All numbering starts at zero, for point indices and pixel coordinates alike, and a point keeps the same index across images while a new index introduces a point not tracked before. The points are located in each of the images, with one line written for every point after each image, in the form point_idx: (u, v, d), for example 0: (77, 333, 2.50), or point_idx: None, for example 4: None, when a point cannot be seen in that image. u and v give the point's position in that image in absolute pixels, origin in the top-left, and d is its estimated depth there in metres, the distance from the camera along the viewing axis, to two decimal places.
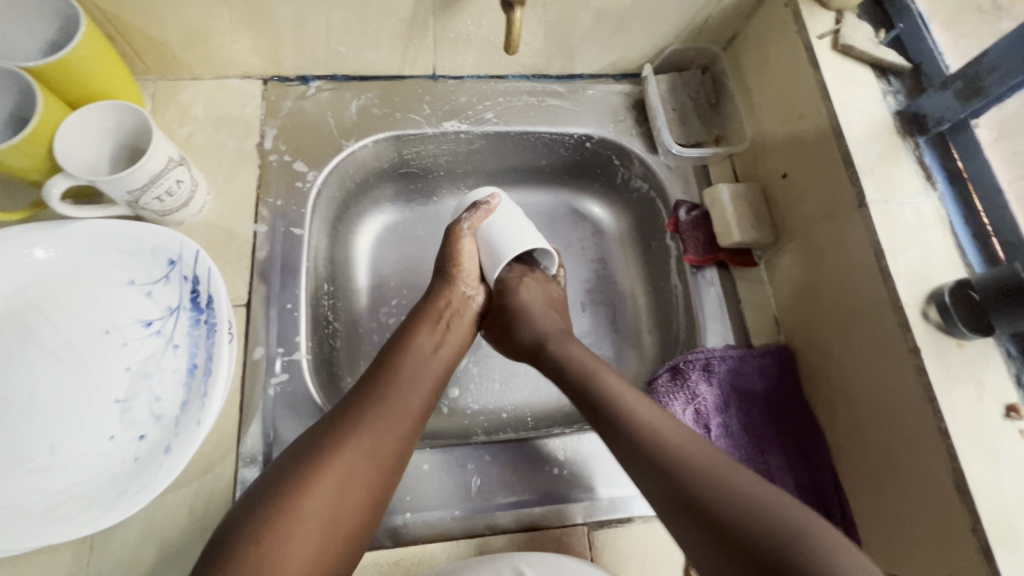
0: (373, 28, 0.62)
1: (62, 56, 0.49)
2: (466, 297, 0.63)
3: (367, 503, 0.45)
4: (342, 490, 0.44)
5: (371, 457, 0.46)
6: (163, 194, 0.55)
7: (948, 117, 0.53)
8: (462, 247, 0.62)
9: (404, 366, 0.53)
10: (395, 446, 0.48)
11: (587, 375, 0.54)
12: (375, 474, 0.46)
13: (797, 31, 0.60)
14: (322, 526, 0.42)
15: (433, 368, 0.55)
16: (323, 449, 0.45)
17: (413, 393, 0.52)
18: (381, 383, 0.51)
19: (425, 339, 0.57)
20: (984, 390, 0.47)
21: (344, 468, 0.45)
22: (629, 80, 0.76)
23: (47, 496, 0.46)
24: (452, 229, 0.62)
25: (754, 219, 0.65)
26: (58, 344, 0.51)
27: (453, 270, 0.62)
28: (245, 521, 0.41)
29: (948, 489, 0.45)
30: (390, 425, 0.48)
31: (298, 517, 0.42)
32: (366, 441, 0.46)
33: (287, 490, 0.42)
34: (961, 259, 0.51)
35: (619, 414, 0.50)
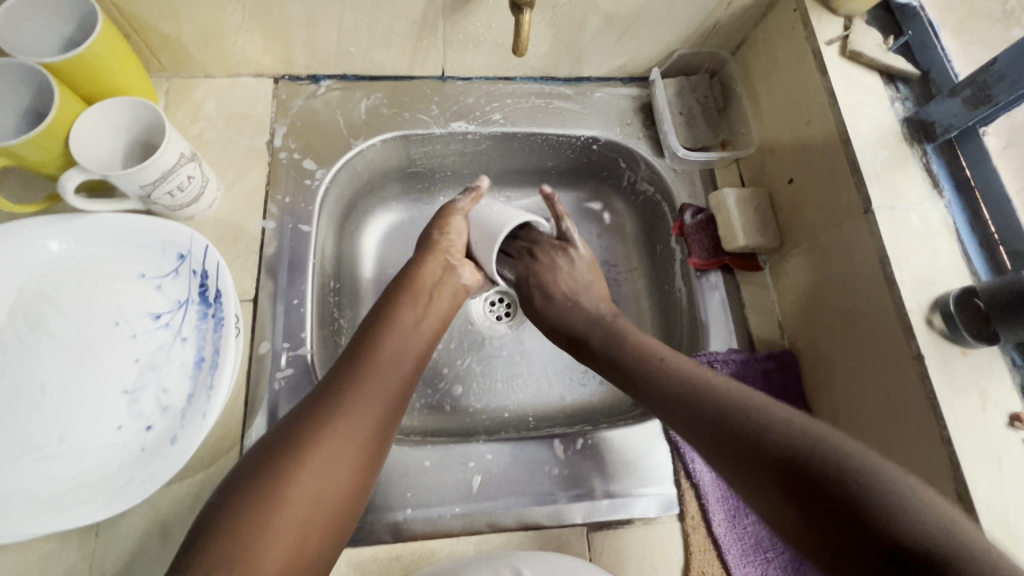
0: (384, 28, 0.63)
1: (80, 53, 0.50)
2: (448, 265, 0.63)
3: (348, 488, 0.45)
4: (326, 471, 0.44)
5: (351, 436, 0.46)
6: (174, 189, 0.56)
7: (955, 125, 0.53)
8: (452, 224, 0.65)
9: (385, 344, 0.53)
10: (376, 424, 0.48)
11: (626, 350, 0.56)
12: (357, 453, 0.46)
13: (806, 36, 0.60)
14: (306, 506, 0.43)
15: (413, 345, 0.55)
16: (305, 435, 0.45)
17: (392, 371, 0.52)
18: (360, 363, 0.51)
19: (406, 316, 0.57)
20: (988, 399, 0.47)
21: (325, 449, 0.45)
22: (637, 83, 0.76)
23: (55, 484, 0.47)
24: (446, 209, 0.66)
25: (759, 223, 0.65)
26: (68, 335, 0.52)
27: (437, 240, 0.63)
28: (224, 509, 0.41)
29: (950, 496, 0.45)
30: (371, 402, 0.48)
31: (280, 509, 0.42)
32: (345, 429, 0.46)
33: (268, 476, 0.43)
34: (967, 266, 0.51)
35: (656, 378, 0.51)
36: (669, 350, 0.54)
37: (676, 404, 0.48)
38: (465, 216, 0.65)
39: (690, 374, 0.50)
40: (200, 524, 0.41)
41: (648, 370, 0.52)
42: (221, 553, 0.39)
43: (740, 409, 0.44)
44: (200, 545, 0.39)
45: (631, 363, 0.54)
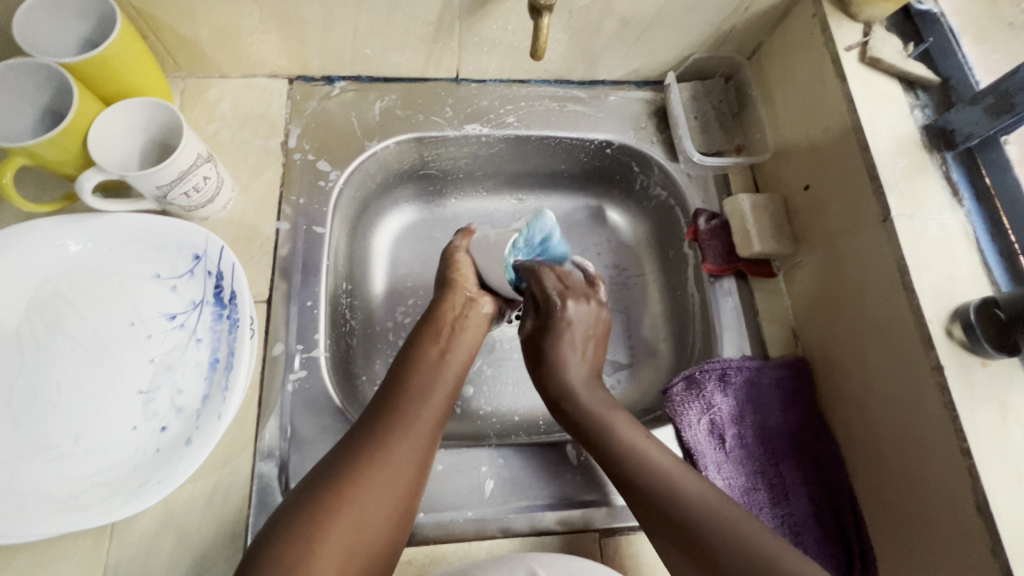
0: (399, 30, 0.62)
1: (99, 53, 0.49)
2: (468, 300, 0.61)
3: (389, 521, 0.45)
4: (366, 506, 0.44)
5: (388, 470, 0.46)
6: (190, 190, 0.56)
7: (977, 133, 0.52)
8: (459, 260, 0.62)
9: (414, 380, 0.53)
10: (413, 458, 0.48)
11: (602, 416, 0.54)
12: (396, 486, 0.46)
13: (824, 42, 0.60)
14: (347, 544, 0.42)
15: (443, 381, 0.55)
16: (345, 467, 0.46)
17: (424, 405, 0.52)
18: (391, 400, 0.51)
19: (431, 350, 0.57)
20: (1008, 411, 0.46)
21: (365, 485, 0.45)
22: (651, 87, 0.76)
23: (70, 483, 0.47)
24: (447, 250, 0.64)
25: (774, 230, 0.65)
26: (85, 334, 0.52)
27: (451, 277, 0.61)
28: (266, 548, 0.40)
29: (969, 508, 0.44)
30: (406, 437, 0.49)
31: (323, 541, 0.41)
32: (382, 461, 0.46)
33: (314, 508, 0.43)
34: (986, 275, 0.51)
35: (651, 489, 0.48)
36: (631, 424, 0.53)
37: (686, 525, 0.45)
38: (466, 251, 0.63)
39: (661, 463, 0.49)
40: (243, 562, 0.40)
41: (658, 481, 0.48)
42: None
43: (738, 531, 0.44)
44: None
45: (602, 433, 0.53)
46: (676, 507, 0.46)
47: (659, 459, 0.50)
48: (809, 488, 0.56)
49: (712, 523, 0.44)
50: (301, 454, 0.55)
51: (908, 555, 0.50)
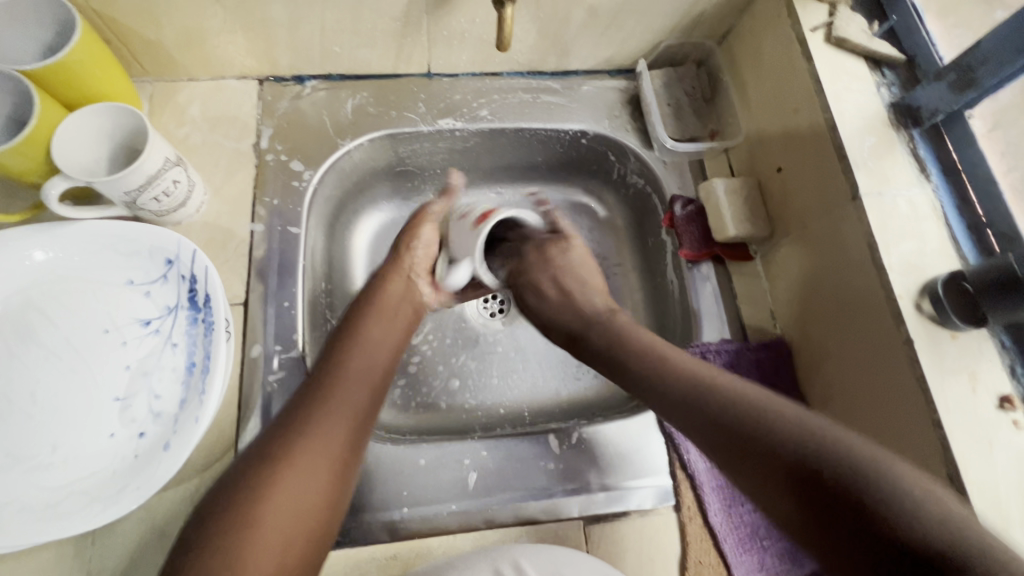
0: (367, 26, 0.62)
1: (60, 59, 0.49)
2: (411, 283, 0.64)
3: (326, 492, 0.46)
4: (302, 485, 0.45)
5: (323, 448, 0.47)
6: (160, 194, 0.55)
7: (942, 109, 0.53)
8: (422, 233, 0.66)
9: (353, 358, 0.54)
10: (348, 435, 0.49)
11: (625, 339, 0.56)
12: (332, 463, 0.47)
13: (791, 24, 0.60)
14: (286, 517, 0.43)
15: (377, 356, 0.56)
16: (279, 444, 0.46)
17: (359, 383, 0.52)
18: (326, 379, 0.51)
19: (371, 332, 0.57)
20: (978, 381, 0.47)
21: (300, 465, 0.45)
22: (624, 75, 0.76)
23: (48, 492, 0.47)
24: (419, 214, 0.67)
25: (749, 213, 0.65)
26: (58, 342, 0.52)
27: (404, 255, 0.65)
28: (202, 529, 0.41)
29: (941, 480, 0.45)
30: (339, 414, 0.49)
31: (259, 515, 0.42)
32: (319, 433, 0.47)
33: (246, 495, 0.43)
34: (955, 249, 0.51)
35: (687, 393, 0.47)
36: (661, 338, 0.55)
37: (726, 425, 0.43)
38: (434, 225, 0.66)
39: (684, 360, 0.51)
40: (183, 541, 0.42)
41: (677, 381, 0.49)
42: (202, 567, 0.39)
43: (767, 408, 0.42)
44: (184, 558, 0.40)
45: (625, 347, 0.55)
46: (708, 405, 0.45)
47: (690, 368, 0.49)
48: None
49: (739, 414, 0.43)
50: None
51: None
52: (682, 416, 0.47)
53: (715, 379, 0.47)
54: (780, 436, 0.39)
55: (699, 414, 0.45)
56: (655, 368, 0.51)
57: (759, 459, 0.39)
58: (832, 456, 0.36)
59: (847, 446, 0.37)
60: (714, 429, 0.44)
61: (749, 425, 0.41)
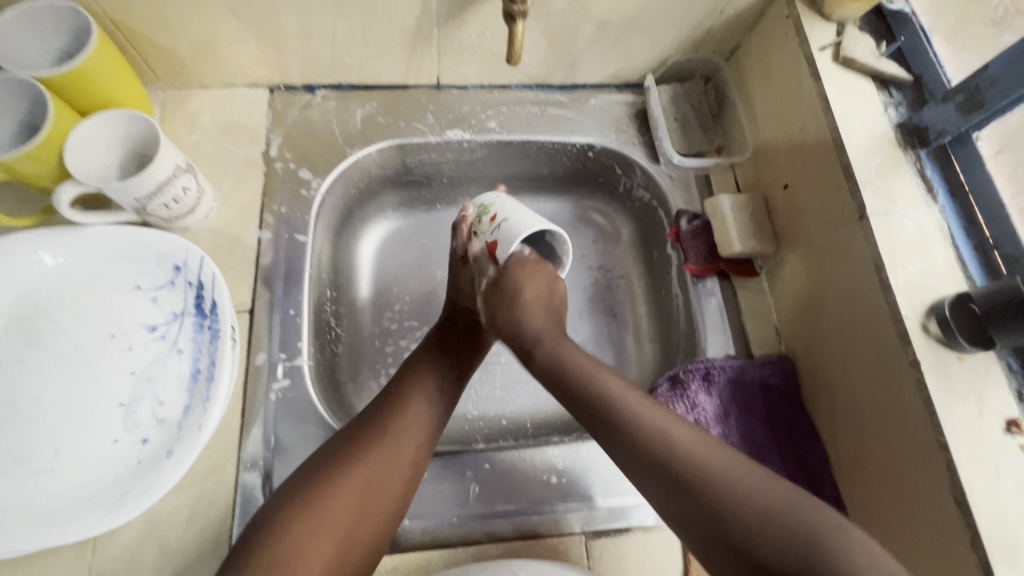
0: (378, 38, 0.63)
1: (75, 67, 0.50)
2: (471, 321, 0.62)
3: (374, 532, 0.46)
4: (361, 499, 0.45)
5: (378, 486, 0.46)
6: (169, 201, 0.56)
7: (949, 130, 0.53)
8: (452, 261, 0.60)
9: (418, 392, 0.53)
10: (404, 476, 0.48)
11: (564, 356, 0.51)
12: (393, 481, 0.47)
13: (799, 43, 0.61)
14: (333, 551, 0.43)
15: (443, 392, 0.55)
16: (336, 477, 0.46)
17: (429, 405, 0.53)
18: (393, 413, 0.51)
19: (436, 362, 0.56)
20: (985, 405, 0.47)
21: (360, 479, 0.46)
22: (631, 89, 0.76)
23: (50, 498, 0.46)
24: (444, 244, 0.62)
25: (755, 230, 0.65)
26: (65, 347, 0.52)
27: (453, 290, 0.62)
28: (255, 547, 0.41)
29: (947, 503, 0.45)
30: (397, 457, 0.48)
31: (309, 546, 0.42)
32: (377, 472, 0.47)
33: (298, 519, 0.43)
34: (961, 270, 0.51)
35: (647, 446, 0.43)
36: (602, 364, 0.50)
37: (677, 476, 0.41)
38: (465, 251, 0.61)
39: (631, 398, 0.46)
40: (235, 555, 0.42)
41: (631, 424, 0.44)
42: None
43: (731, 483, 0.40)
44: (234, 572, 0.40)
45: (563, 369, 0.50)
46: (660, 461, 0.42)
47: (631, 399, 0.46)
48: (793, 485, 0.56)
49: (694, 466, 0.41)
50: (284, 463, 0.54)
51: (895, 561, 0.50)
52: (647, 468, 0.43)
53: (668, 429, 0.44)
54: (735, 514, 0.39)
55: (658, 464, 0.42)
56: (610, 409, 0.46)
57: (725, 545, 0.39)
58: (808, 529, 0.37)
59: (812, 527, 0.37)
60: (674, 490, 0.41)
61: (711, 493, 0.40)
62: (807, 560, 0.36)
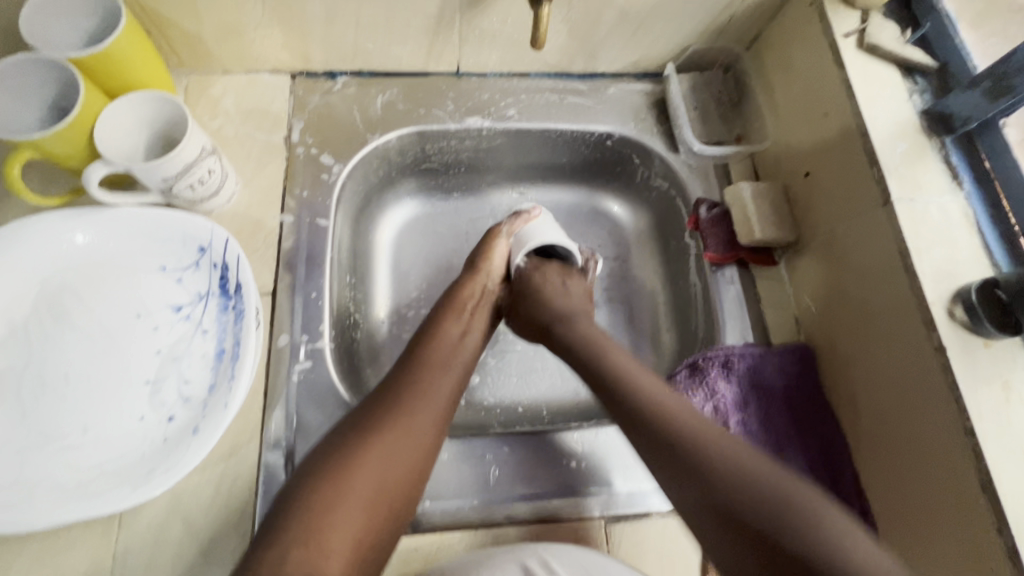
0: (401, 23, 0.63)
1: (104, 46, 0.50)
2: (486, 290, 0.64)
3: (409, 478, 0.47)
4: (387, 465, 0.46)
5: (408, 433, 0.48)
6: (195, 183, 0.56)
7: (975, 116, 0.53)
8: (496, 247, 0.65)
9: (436, 352, 0.55)
10: (430, 425, 0.50)
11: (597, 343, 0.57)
12: (416, 449, 0.48)
13: (822, 30, 0.60)
14: (372, 496, 0.44)
15: (462, 355, 0.57)
16: (366, 430, 0.47)
17: (443, 377, 0.54)
18: (412, 371, 0.53)
19: (453, 326, 0.59)
20: (1011, 390, 0.47)
21: (384, 448, 0.46)
22: (650, 78, 0.76)
23: (78, 472, 0.47)
24: (491, 231, 0.67)
25: (775, 218, 0.65)
26: (92, 326, 0.53)
27: (481, 264, 0.64)
28: (294, 502, 0.42)
29: (973, 489, 0.44)
30: (424, 408, 0.50)
31: (348, 492, 0.43)
32: (405, 420, 0.48)
33: (333, 468, 0.44)
34: (987, 257, 0.51)
35: (653, 415, 0.48)
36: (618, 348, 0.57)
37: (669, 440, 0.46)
38: (507, 240, 0.66)
39: (638, 374, 0.53)
40: (275, 512, 0.43)
41: (632, 396, 0.50)
42: (295, 535, 0.40)
43: (722, 451, 0.44)
44: (278, 525, 0.41)
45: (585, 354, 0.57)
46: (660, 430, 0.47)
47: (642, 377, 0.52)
48: (814, 472, 0.56)
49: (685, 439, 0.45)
50: (306, 443, 0.55)
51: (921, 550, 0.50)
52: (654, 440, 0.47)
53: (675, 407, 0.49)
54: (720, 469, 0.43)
55: (654, 432, 0.47)
56: (621, 386, 0.52)
57: (711, 509, 0.42)
58: (778, 509, 0.40)
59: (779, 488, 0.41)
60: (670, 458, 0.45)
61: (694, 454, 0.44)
62: (781, 521, 0.39)
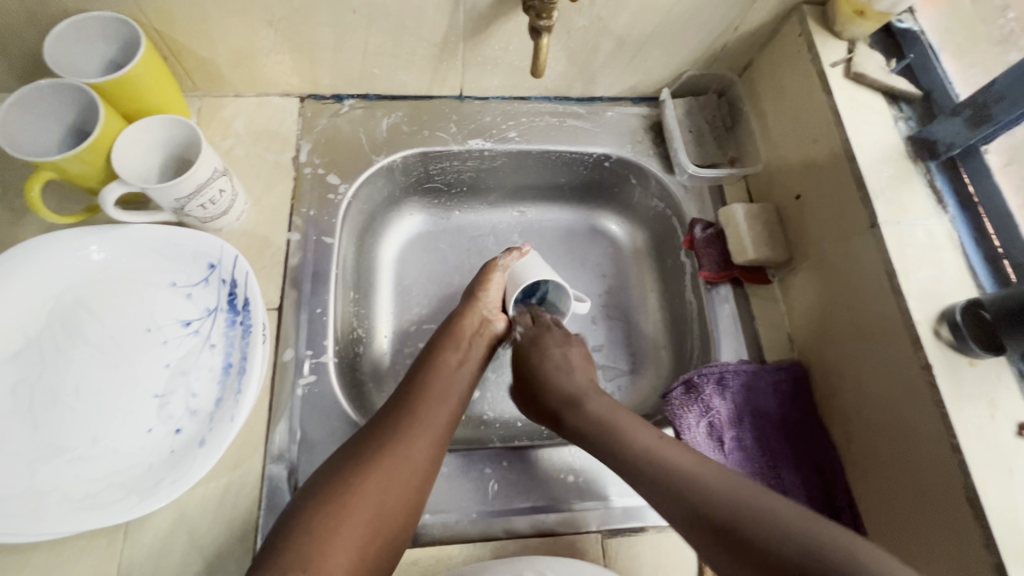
0: (406, 51, 0.66)
1: (124, 73, 0.53)
2: (485, 319, 0.65)
3: (406, 506, 0.48)
4: (381, 493, 0.47)
5: (406, 461, 0.49)
6: (206, 202, 0.58)
7: (958, 143, 0.55)
8: (493, 278, 0.65)
9: (435, 379, 0.57)
10: (429, 454, 0.51)
11: (609, 422, 0.55)
12: (411, 477, 0.49)
13: (811, 59, 0.63)
14: (368, 522, 0.46)
15: (460, 382, 0.58)
16: (365, 456, 0.49)
17: (442, 404, 0.55)
18: (411, 398, 0.54)
19: (451, 355, 0.60)
20: (996, 409, 0.48)
21: (378, 477, 0.48)
22: (647, 102, 0.79)
23: (87, 483, 0.48)
24: (487, 264, 0.67)
25: (768, 239, 0.67)
26: (103, 340, 0.54)
27: (479, 294, 0.65)
28: (293, 525, 0.44)
29: (961, 505, 0.45)
30: (422, 436, 0.51)
31: (345, 518, 0.45)
32: (403, 449, 0.50)
33: (332, 494, 0.46)
34: (972, 279, 0.53)
35: (652, 475, 0.49)
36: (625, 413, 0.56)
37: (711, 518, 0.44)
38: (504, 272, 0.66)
39: (661, 448, 0.51)
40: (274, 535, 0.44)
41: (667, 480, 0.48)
42: (294, 557, 0.42)
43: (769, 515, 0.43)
44: (276, 547, 0.43)
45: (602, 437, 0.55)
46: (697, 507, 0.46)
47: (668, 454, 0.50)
48: (807, 489, 0.57)
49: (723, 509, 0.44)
50: (309, 456, 0.56)
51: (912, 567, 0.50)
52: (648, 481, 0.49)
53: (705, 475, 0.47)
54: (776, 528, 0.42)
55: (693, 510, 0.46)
56: (650, 468, 0.50)
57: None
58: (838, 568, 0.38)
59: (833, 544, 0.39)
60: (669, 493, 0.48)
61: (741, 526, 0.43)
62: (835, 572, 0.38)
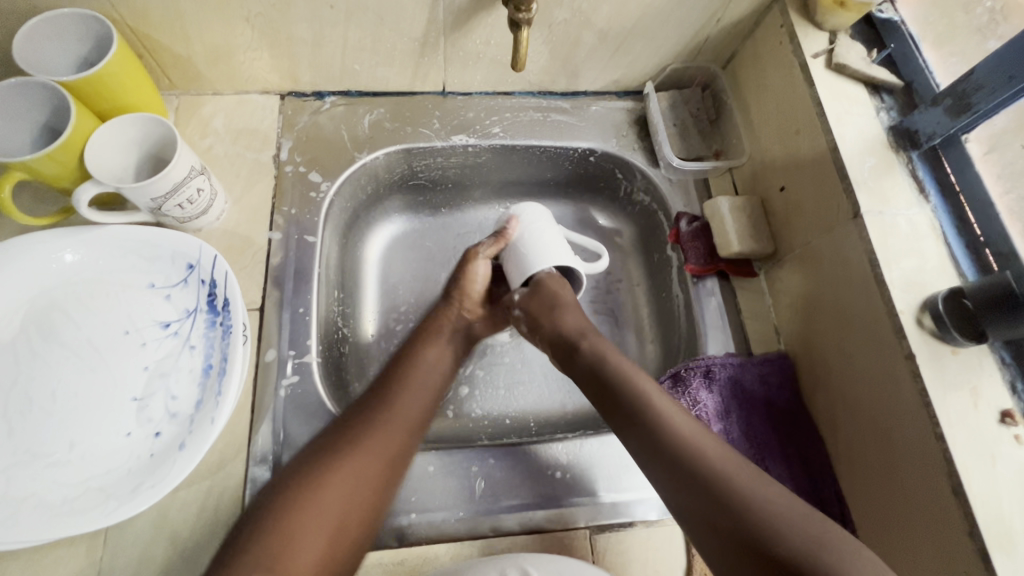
0: (387, 46, 0.65)
1: (97, 71, 0.52)
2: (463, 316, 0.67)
3: (371, 503, 0.49)
4: (347, 492, 0.48)
5: (373, 458, 0.51)
6: (184, 202, 0.57)
7: (939, 132, 0.55)
8: (473, 269, 0.67)
9: (409, 378, 0.58)
10: (397, 451, 0.52)
11: (607, 367, 0.56)
12: (378, 476, 0.50)
13: (792, 51, 0.63)
14: (333, 520, 0.47)
15: (433, 380, 0.60)
16: (332, 453, 0.50)
17: (413, 402, 0.56)
18: (384, 395, 0.56)
19: (427, 354, 0.62)
20: (979, 396, 0.48)
21: (346, 474, 0.49)
22: (631, 97, 0.78)
23: (64, 489, 0.47)
24: (470, 251, 0.68)
25: (753, 231, 0.67)
26: (79, 342, 0.53)
27: (457, 288, 0.67)
28: (259, 520, 0.46)
29: (945, 494, 0.45)
30: (392, 434, 0.53)
31: (309, 515, 0.46)
32: (371, 447, 0.51)
33: (297, 491, 0.47)
34: (954, 267, 0.53)
35: (652, 424, 0.50)
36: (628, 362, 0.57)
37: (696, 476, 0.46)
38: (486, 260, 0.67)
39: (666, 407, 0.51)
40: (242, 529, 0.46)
41: (666, 433, 0.49)
42: (256, 551, 0.44)
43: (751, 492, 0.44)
44: (240, 542, 0.45)
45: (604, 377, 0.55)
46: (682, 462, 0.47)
47: (678, 419, 0.50)
48: (794, 481, 0.57)
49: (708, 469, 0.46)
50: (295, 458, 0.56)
51: (897, 554, 0.50)
52: (661, 457, 0.48)
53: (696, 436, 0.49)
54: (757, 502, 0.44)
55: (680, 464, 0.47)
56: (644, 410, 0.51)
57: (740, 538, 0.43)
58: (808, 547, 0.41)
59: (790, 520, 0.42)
60: (688, 489, 0.46)
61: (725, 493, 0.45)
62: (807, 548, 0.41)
